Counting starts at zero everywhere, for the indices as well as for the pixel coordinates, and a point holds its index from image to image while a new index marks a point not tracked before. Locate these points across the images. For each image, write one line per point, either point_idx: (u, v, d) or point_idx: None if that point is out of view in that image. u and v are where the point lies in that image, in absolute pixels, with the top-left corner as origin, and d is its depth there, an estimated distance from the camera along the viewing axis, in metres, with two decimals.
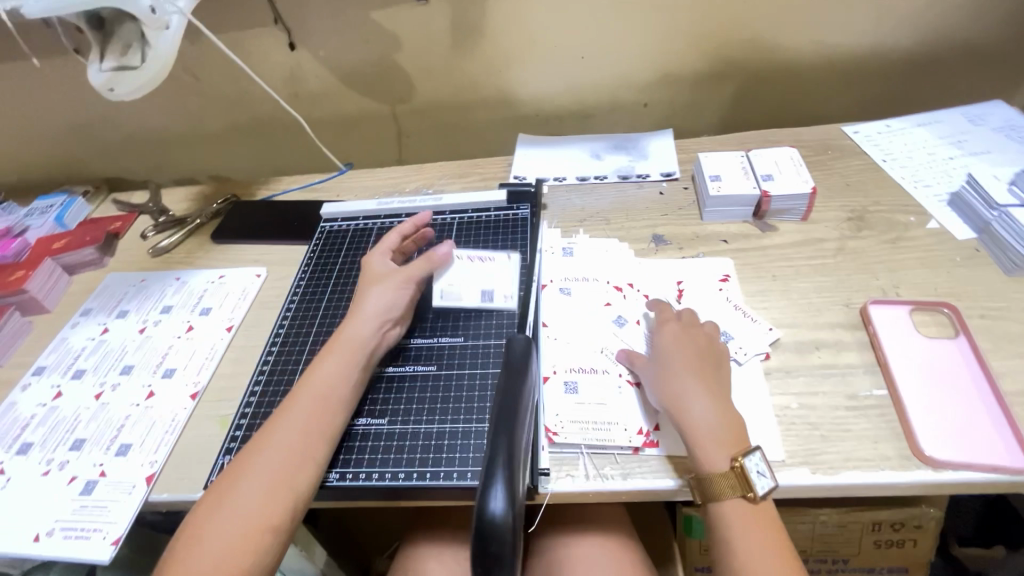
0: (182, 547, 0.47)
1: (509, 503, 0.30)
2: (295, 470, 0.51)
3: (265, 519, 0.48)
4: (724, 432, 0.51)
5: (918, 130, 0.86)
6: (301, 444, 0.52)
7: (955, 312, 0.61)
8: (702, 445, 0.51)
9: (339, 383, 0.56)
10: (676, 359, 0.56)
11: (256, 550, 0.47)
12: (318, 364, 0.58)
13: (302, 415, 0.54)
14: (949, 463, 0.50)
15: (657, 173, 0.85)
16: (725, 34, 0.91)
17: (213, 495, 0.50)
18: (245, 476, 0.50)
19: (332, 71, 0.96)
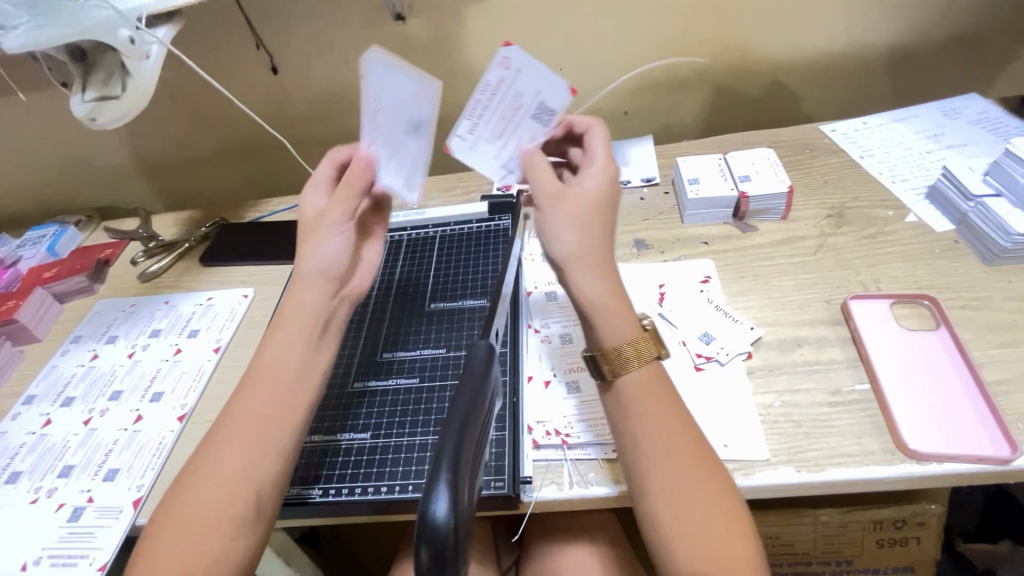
0: (148, 545, 0.46)
1: (456, 506, 0.28)
2: (253, 461, 0.48)
3: (226, 514, 0.46)
4: (618, 298, 0.48)
5: (894, 126, 0.87)
6: (254, 433, 0.48)
7: (936, 304, 0.61)
8: (603, 315, 0.48)
9: (287, 361, 0.51)
10: (582, 216, 0.49)
11: (221, 546, 0.45)
12: (268, 344, 0.52)
13: (254, 403, 0.49)
14: (932, 455, 0.50)
15: (638, 179, 0.86)
16: (698, 40, 0.93)
17: (174, 493, 0.48)
18: (203, 471, 0.47)
19: (315, 93, 0.98)
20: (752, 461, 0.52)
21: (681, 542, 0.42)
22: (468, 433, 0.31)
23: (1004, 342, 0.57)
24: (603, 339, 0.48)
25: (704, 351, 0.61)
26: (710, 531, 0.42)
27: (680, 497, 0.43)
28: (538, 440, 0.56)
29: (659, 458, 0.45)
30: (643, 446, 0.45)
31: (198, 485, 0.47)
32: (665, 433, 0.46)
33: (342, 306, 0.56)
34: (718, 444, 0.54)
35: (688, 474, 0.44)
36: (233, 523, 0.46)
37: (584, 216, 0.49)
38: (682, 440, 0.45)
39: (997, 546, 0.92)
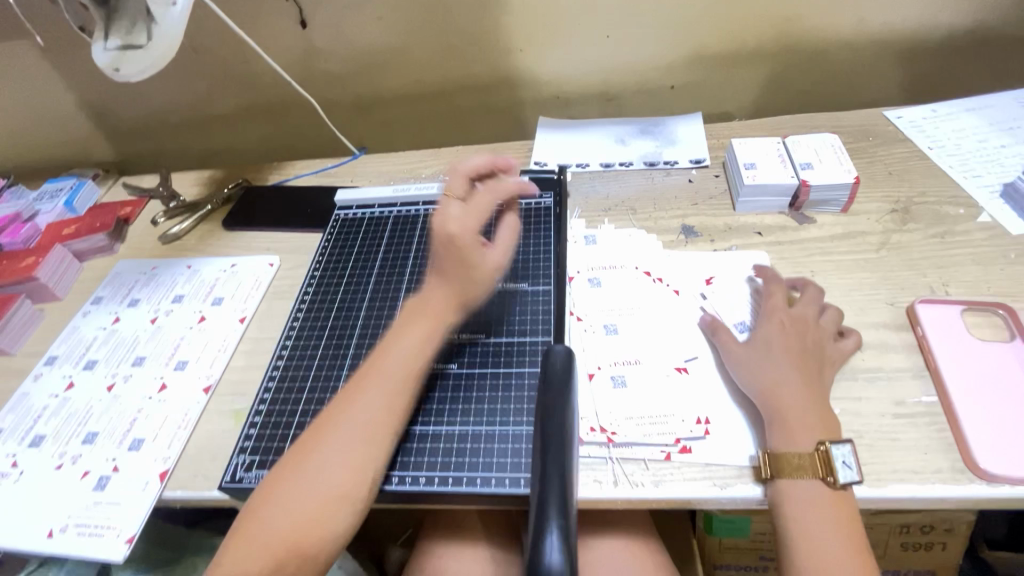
0: (258, 511, 0.47)
1: (563, 556, 0.33)
2: (374, 446, 0.50)
3: (344, 490, 0.48)
4: (813, 420, 0.50)
5: (967, 116, 0.80)
6: (383, 420, 0.51)
7: (1011, 314, 0.57)
8: (789, 429, 0.49)
9: (420, 353, 0.55)
10: (778, 351, 0.54)
11: (334, 521, 0.47)
12: (402, 332, 0.56)
13: (384, 389, 0.52)
14: (1006, 477, 0.47)
15: (687, 160, 0.81)
16: (761, 10, 0.86)
17: (288, 462, 0.49)
18: (326, 445, 0.49)
19: (345, 50, 0.92)
20: None
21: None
22: (565, 464, 0.37)
23: None
24: (774, 439, 0.50)
25: None
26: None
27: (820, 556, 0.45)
28: (581, 436, 0.53)
29: (816, 530, 0.46)
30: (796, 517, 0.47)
31: (320, 461, 0.49)
32: (826, 516, 0.47)
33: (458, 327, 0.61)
34: (753, 454, 0.51)
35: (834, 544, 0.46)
36: (343, 502, 0.47)
37: (775, 352, 0.54)
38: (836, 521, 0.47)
39: (1022, 554, 0.91)
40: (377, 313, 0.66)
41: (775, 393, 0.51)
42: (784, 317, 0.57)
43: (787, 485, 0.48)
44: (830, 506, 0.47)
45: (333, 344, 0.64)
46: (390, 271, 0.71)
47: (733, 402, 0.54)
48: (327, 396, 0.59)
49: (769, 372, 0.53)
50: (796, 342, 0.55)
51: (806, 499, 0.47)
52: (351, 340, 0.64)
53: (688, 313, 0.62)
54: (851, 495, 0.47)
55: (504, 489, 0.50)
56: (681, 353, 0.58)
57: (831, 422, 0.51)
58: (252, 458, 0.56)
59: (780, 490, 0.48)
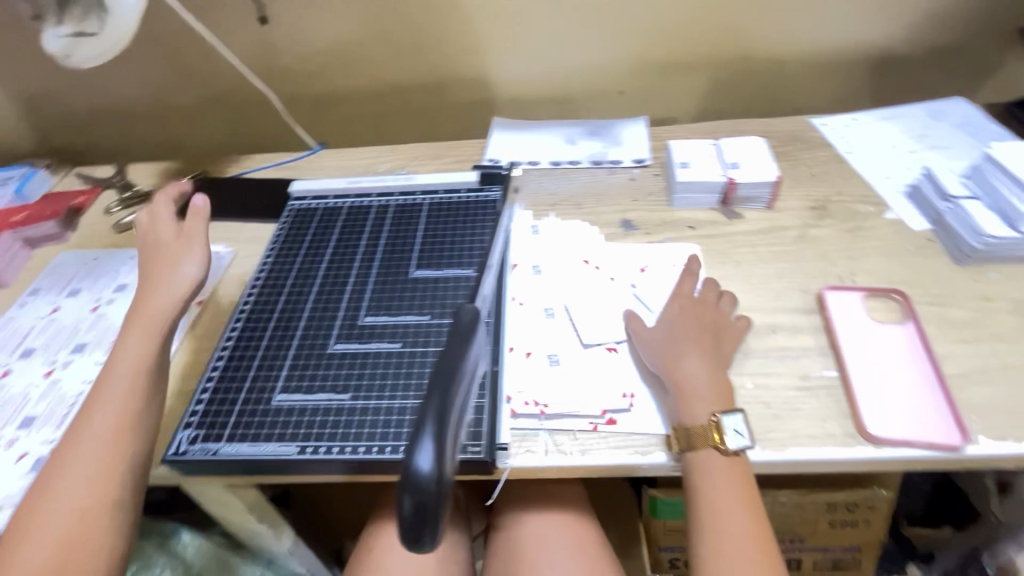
0: (31, 523, 0.50)
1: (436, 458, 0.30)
2: (120, 449, 0.53)
3: (104, 493, 0.51)
4: (710, 395, 0.54)
5: (882, 124, 0.88)
6: (125, 421, 0.54)
7: (905, 299, 0.63)
8: (689, 402, 0.54)
9: (141, 354, 0.57)
10: (679, 332, 0.59)
11: (113, 521, 0.51)
12: (120, 343, 0.58)
13: (119, 396, 0.55)
14: (890, 440, 0.52)
15: (630, 160, 0.86)
16: (699, 23, 0.92)
17: (48, 475, 0.52)
18: (78, 453, 0.52)
19: (304, 47, 0.94)
20: None
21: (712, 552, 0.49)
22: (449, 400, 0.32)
23: (964, 338, 0.60)
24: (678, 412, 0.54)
25: None
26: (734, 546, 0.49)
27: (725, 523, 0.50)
28: (516, 409, 0.57)
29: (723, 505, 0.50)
30: (709, 486, 0.51)
31: (69, 475, 0.52)
32: (733, 488, 0.51)
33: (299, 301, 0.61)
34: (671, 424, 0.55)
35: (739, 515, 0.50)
36: (110, 508, 0.51)
37: (679, 331, 0.59)
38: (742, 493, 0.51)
39: (940, 531, 0.98)
40: (326, 297, 0.69)
41: (675, 369, 0.56)
42: (686, 303, 0.62)
43: (696, 457, 0.52)
44: (733, 478, 0.51)
45: (282, 326, 0.66)
46: (341, 258, 0.73)
47: (656, 378, 0.59)
48: (273, 374, 0.61)
49: (671, 350, 0.58)
50: (696, 324, 0.60)
51: (714, 471, 0.51)
52: (301, 321, 0.66)
53: (621, 298, 0.66)
54: (745, 461, 0.52)
55: None
56: (613, 334, 0.62)
57: (725, 394, 0.55)
58: (197, 432, 0.57)
59: (693, 462, 0.52)
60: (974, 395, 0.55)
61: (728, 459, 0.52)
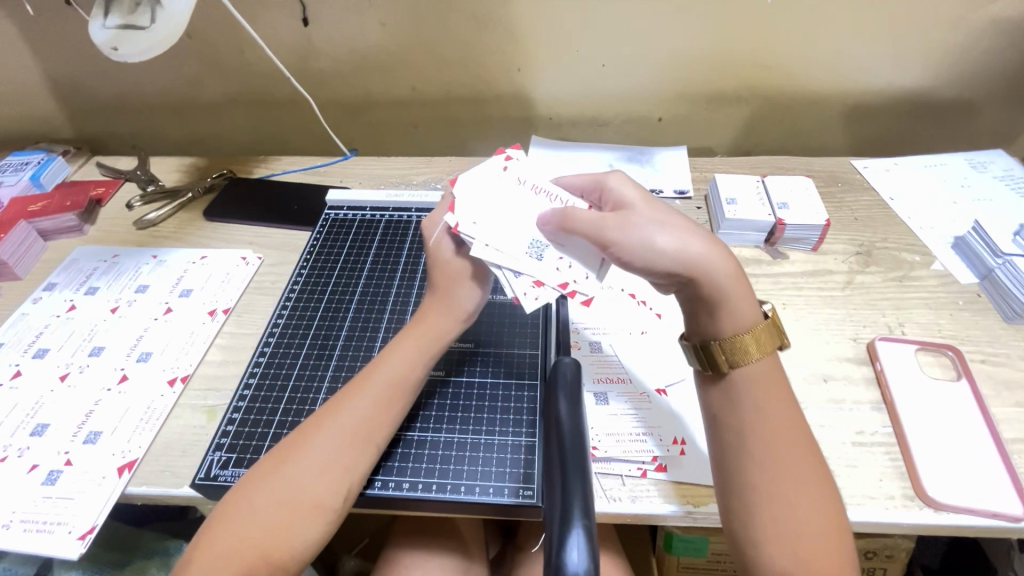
0: (229, 511, 0.44)
1: (588, 560, 0.32)
2: (346, 470, 0.47)
3: (317, 499, 0.45)
4: (736, 285, 0.44)
5: (924, 171, 0.88)
6: (362, 429, 0.48)
7: (959, 356, 0.62)
8: (725, 304, 0.44)
9: (414, 367, 0.52)
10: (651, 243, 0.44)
11: (304, 532, 0.44)
12: (392, 347, 0.53)
13: (372, 398, 0.50)
14: (950, 506, 0.50)
15: (671, 190, 0.85)
16: (747, 57, 0.91)
17: (280, 451, 0.47)
18: (305, 451, 0.46)
19: (344, 51, 0.92)
20: None
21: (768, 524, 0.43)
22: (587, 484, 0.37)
23: (1020, 401, 0.58)
24: (717, 323, 0.45)
25: None
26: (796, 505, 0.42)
27: (780, 482, 0.43)
28: None
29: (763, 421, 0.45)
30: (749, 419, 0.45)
31: (269, 489, 0.45)
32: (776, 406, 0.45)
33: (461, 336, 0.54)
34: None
35: (793, 454, 0.44)
36: (307, 536, 0.44)
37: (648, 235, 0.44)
38: (785, 419, 0.45)
39: None
40: (365, 316, 0.67)
41: (697, 267, 0.43)
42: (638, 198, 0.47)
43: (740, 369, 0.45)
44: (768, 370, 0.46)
45: (319, 344, 0.64)
46: (380, 275, 0.71)
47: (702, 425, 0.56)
48: (310, 397, 0.59)
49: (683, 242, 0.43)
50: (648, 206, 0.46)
51: (757, 381, 0.45)
52: (338, 340, 0.64)
53: (670, 336, 0.64)
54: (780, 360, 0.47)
55: (488, 498, 0.51)
56: (664, 375, 0.60)
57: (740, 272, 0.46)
58: (229, 456, 0.55)
59: (735, 378, 0.45)
60: None
61: (770, 359, 0.46)
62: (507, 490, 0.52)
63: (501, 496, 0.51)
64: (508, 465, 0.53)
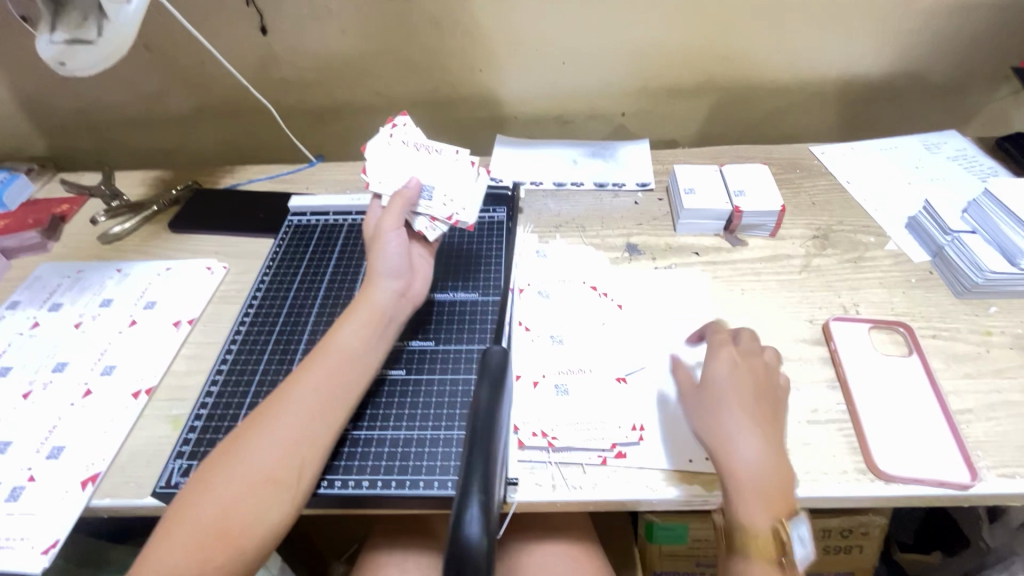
0: (191, 496, 0.46)
1: (483, 531, 0.36)
2: (301, 446, 0.49)
3: (272, 476, 0.47)
4: (771, 487, 0.48)
5: (880, 154, 0.90)
6: (313, 404, 0.51)
7: (910, 332, 0.63)
8: (744, 497, 0.48)
9: (360, 342, 0.55)
10: (730, 397, 0.52)
11: (264, 509, 0.46)
12: (336, 328, 0.56)
13: (320, 375, 0.52)
14: (899, 477, 0.52)
15: (633, 183, 0.86)
16: (703, 49, 0.93)
17: (235, 437, 0.49)
18: (258, 432, 0.49)
19: (305, 58, 0.92)
20: None
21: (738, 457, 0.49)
22: (489, 456, 0.40)
23: (969, 373, 0.60)
24: (734, 515, 0.48)
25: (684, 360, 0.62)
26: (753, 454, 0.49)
27: None
28: (523, 440, 0.55)
29: None
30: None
31: (227, 471, 0.47)
32: None
33: (405, 306, 0.60)
34: (682, 458, 0.54)
35: None
36: (268, 510, 0.46)
37: (728, 398, 0.52)
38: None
39: (930, 556, 0.97)
40: (327, 319, 0.67)
41: (727, 450, 0.50)
42: (723, 368, 0.54)
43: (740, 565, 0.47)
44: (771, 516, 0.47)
45: (280, 348, 0.64)
46: (343, 278, 0.72)
47: (662, 410, 0.58)
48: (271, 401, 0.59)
49: (722, 425, 0.51)
50: (709, 390, 0.53)
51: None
52: (299, 344, 0.65)
53: (629, 327, 0.65)
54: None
55: (447, 492, 0.52)
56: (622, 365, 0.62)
57: (785, 485, 0.49)
58: (190, 463, 0.55)
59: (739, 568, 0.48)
60: (981, 432, 0.55)
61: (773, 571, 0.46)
62: None
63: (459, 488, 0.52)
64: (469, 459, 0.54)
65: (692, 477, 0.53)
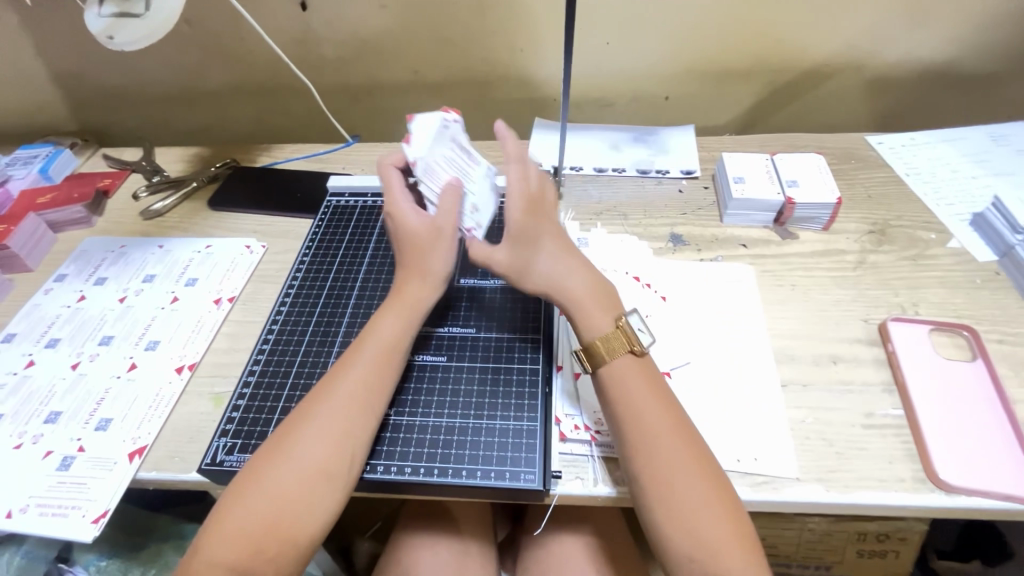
0: (242, 487, 0.46)
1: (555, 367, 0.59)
2: (348, 438, 0.49)
3: (321, 468, 0.47)
4: (602, 297, 0.55)
5: (942, 146, 0.85)
6: (358, 397, 0.50)
7: (975, 336, 0.60)
8: (584, 308, 0.54)
9: (402, 335, 0.54)
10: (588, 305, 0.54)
11: (318, 503, 0.46)
12: (374, 320, 0.55)
13: (365, 367, 0.52)
14: (962, 488, 0.49)
15: (677, 170, 0.83)
16: (757, 31, 0.88)
17: (283, 428, 0.49)
18: (307, 424, 0.49)
19: (344, 35, 0.91)
20: (780, 476, 0.51)
21: (649, 486, 0.46)
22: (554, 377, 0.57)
23: None
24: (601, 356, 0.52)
25: (729, 357, 0.60)
26: (684, 482, 0.45)
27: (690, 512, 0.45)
28: (565, 433, 0.54)
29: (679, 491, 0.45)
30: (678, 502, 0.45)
31: (276, 464, 0.47)
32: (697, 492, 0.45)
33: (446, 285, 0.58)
34: (729, 458, 0.53)
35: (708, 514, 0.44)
36: (319, 503, 0.46)
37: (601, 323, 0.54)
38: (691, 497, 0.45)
39: (968, 565, 0.94)
40: (367, 302, 0.67)
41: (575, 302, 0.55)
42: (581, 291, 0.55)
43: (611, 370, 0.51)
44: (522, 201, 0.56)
45: (321, 329, 0.64)
46: (382, 261, 0.71)
47: (710, 407, 0.56)
48: (312, 383, 0.59)
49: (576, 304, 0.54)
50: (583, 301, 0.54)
51: (621, 371, 0.51)
52: (340, 327, 0.64)
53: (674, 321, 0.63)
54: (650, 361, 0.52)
55: (490, 482, 0.51)
56: (667, 359, 0.60)
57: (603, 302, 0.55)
58: (233, 442, 0.55)
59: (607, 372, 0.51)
60: None
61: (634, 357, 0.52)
62: (509, 474, 0.51)
63: (503, 479, 0.51)
64: (515, 450, 0.53)
65: (739, 476, 0.52)
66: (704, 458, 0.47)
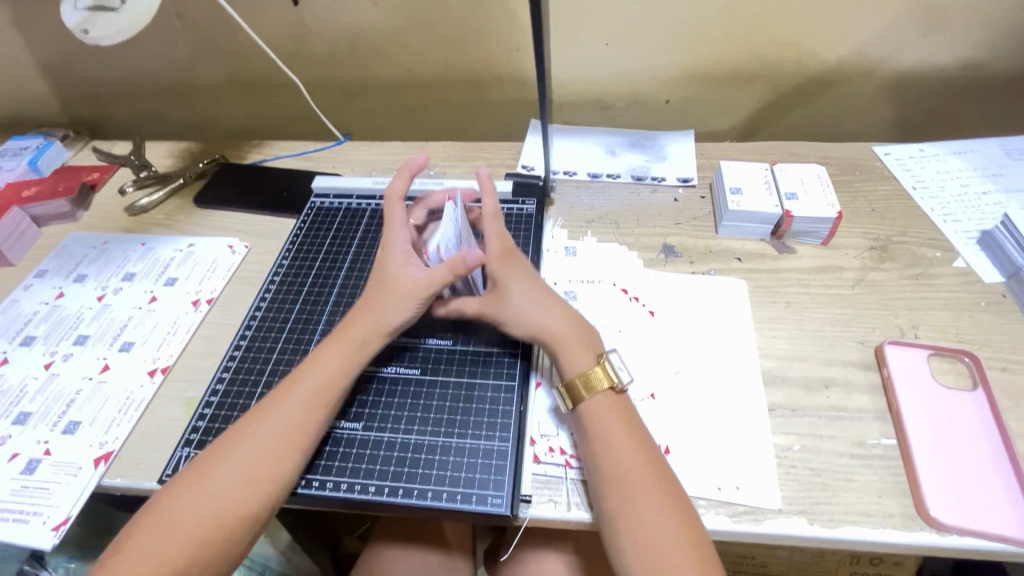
0: (146, 524, 0.45)
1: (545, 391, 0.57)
2: (267, 480, 0.47)
3: (232, 510, 0.45)
4: (582, 333, 0.55)
5: (953, 158, 0.81)
6: (283, 438, 0.49)
7: (976, 363, 0.57)
8: (566, 347, 0.54)
9: (341, 373, 0.53)
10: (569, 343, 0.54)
11: (218, 545, 0.45)
12: (314, 355, 0.54)
13: (296, 405, 0.50)
14: (954, 528, 0.47)
15: (673, 178, 0.80)
16: (762, 34, 0.85)
17: (202, 462, 0.48)
18: (225, 462, 0.47)
19: (336, 31, 0.89)
20: (762, 507, 0.49)
21: (626, 532, 0.45)
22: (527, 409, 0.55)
23: None
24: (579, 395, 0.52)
25: (716, 377, 0.58)
26: (659, 527, 0.44)
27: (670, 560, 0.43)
28: (539, 455, 0.53)
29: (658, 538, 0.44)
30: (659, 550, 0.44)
31: (187, 503, 0.45)
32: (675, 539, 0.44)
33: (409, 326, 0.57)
34: (709, 485, 0.50)
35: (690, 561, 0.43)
36: (221, 546, 0.45)
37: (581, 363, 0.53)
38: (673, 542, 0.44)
39: None
40: (344, 308, 0.65)
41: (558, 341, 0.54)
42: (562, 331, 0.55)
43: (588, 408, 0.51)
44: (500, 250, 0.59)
45: (295, 336, 0.62)
46: (362, 266, 0.69)
47: (692, 431, 0.54)
48: None
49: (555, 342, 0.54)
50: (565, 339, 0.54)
51: (601, 411, 0.51)
52: (314, 334, 0.62)
53: (659, 337, 0.61)
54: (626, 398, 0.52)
55: (455, 504, 0.49)
56: (650, 379, 0.58)
57: (588, 337, 0.55)
58: (197, 451, 0.54)
59: (586, 410, 0.51)
60: None
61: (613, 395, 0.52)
62: (475, 497, 0.49)
63: (468, 502, 0.49)
64: (481, 472, 0.51)
65: (719, 505, 0.50)
66: (679, 500, 0.46)
